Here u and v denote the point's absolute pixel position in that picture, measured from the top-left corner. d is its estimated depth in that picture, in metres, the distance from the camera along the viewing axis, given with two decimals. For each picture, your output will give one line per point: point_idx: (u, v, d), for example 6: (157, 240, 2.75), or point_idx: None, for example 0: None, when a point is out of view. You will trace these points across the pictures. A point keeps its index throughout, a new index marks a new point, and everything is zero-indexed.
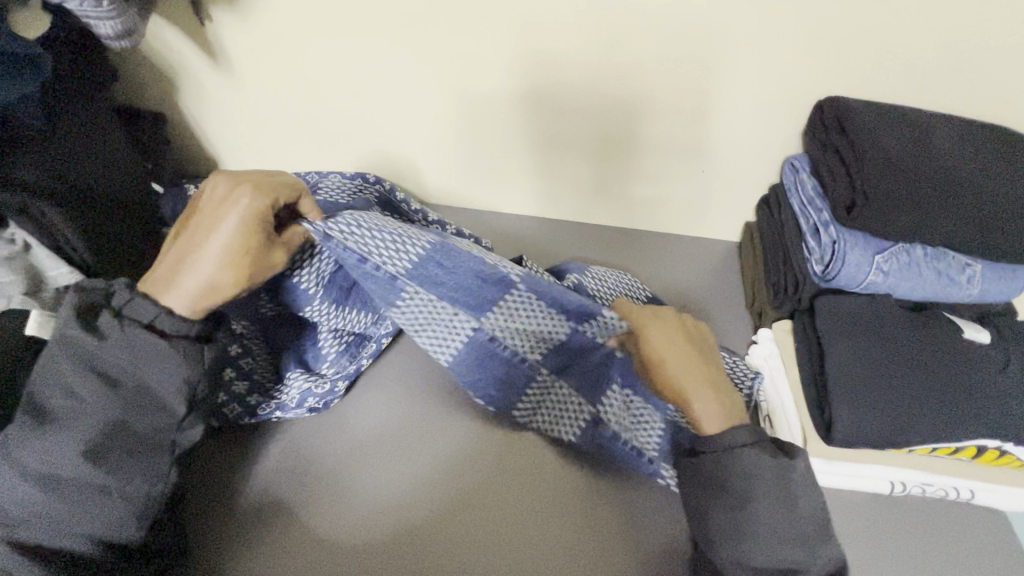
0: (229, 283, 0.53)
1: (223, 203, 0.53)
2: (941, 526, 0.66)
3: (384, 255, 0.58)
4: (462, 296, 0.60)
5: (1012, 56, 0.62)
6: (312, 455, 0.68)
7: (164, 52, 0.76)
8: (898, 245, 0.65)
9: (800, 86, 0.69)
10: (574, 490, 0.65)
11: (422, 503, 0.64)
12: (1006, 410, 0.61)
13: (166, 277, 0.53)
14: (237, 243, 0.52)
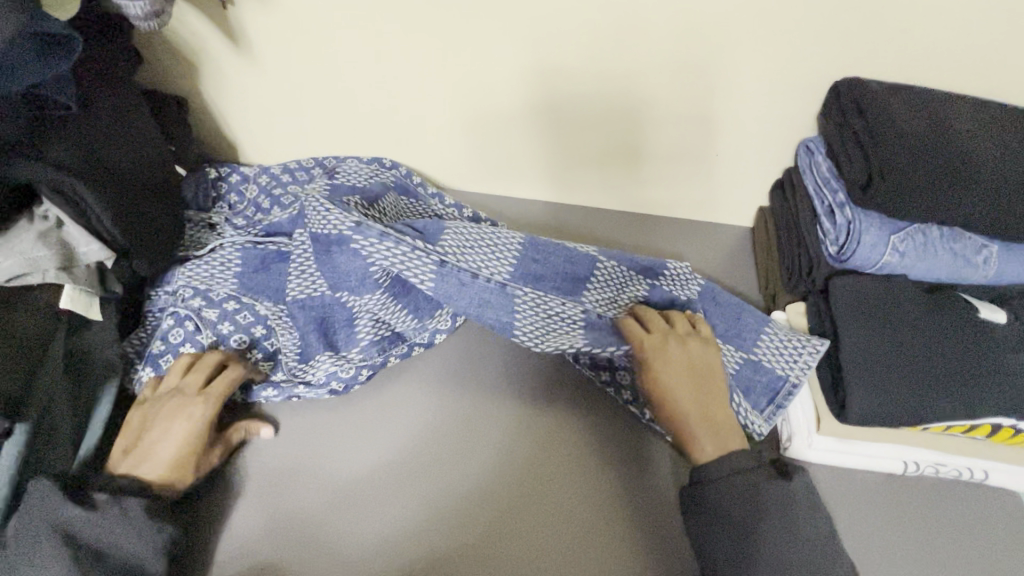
0: (176, 458, 0.60)
1: (178, 408, 0.62)
2: (956, 506, 0.66)
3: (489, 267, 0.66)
4: (559, 282, 0.68)
5: None
6: (286, 515, 0.64)
7: (176, 41, 0.75)
8: (914, 226, 0.65)
9: (821, 65, 0.68)
10: (572, 557, 0.60)
11: (421, 537, 0.62)
12: (1022, 388, 0.61)
13: (133, 461, 0.60)
14: (187, 447, 0.61)
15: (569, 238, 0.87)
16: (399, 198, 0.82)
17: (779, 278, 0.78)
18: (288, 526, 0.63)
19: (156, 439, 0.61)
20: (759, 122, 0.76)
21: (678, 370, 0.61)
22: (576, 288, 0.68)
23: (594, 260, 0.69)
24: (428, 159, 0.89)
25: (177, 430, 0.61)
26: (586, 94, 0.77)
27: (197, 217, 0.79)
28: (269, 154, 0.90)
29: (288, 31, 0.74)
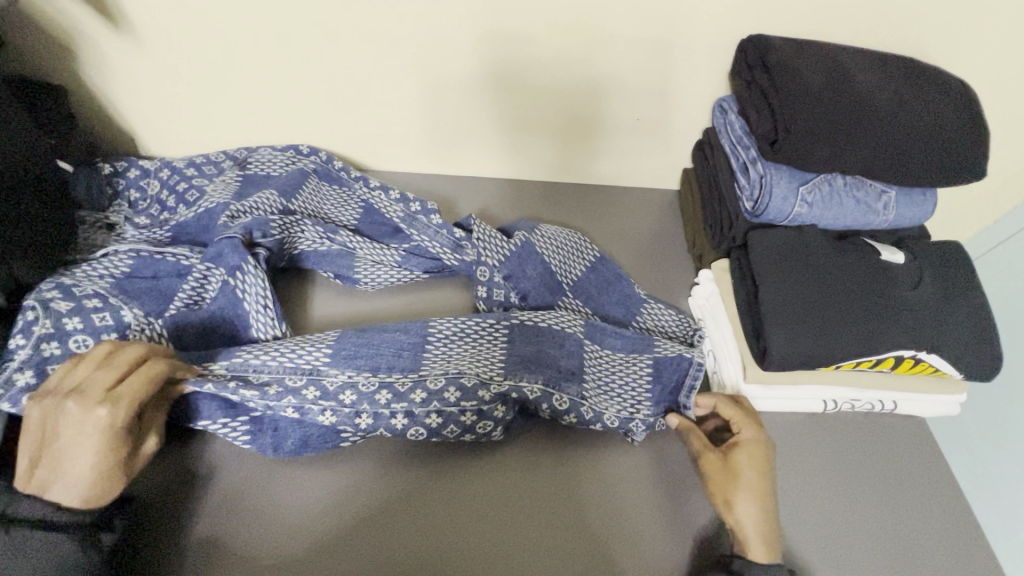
0: (103, 490, 0.49)
1: (84, 413, 0.49)
2: (870, 436, 0.72)
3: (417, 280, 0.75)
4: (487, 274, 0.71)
5: None
6: (224, 479, 0.61)
7: (45, 22, 0.68)
8: (819, 177, 0.68)
9: (724, 24, 0.71)
10: (523, 505, 0.60)
11: (374, 498, 0.60)
12: (918, 320, 0.66)
13: (45, 479, 0.48)
14: (105, 457, 0.49)
15: (500, 213, 0.86)
16: (319, 185, 0.80)
17: (705, 240, 0.80)
18: (223, 505, 0.59)
19: (72, 453, 0.48)
20: (672, 83, 0.77)
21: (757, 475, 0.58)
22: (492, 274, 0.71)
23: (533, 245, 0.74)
24: (346, 143, 0.85)
25: (90, 443, 0.48)
26: (502, 62, 0.75)
27: (91, 218, 0.74)
28: (170, 145, 0.83)
29: (174, 6, 0.68)
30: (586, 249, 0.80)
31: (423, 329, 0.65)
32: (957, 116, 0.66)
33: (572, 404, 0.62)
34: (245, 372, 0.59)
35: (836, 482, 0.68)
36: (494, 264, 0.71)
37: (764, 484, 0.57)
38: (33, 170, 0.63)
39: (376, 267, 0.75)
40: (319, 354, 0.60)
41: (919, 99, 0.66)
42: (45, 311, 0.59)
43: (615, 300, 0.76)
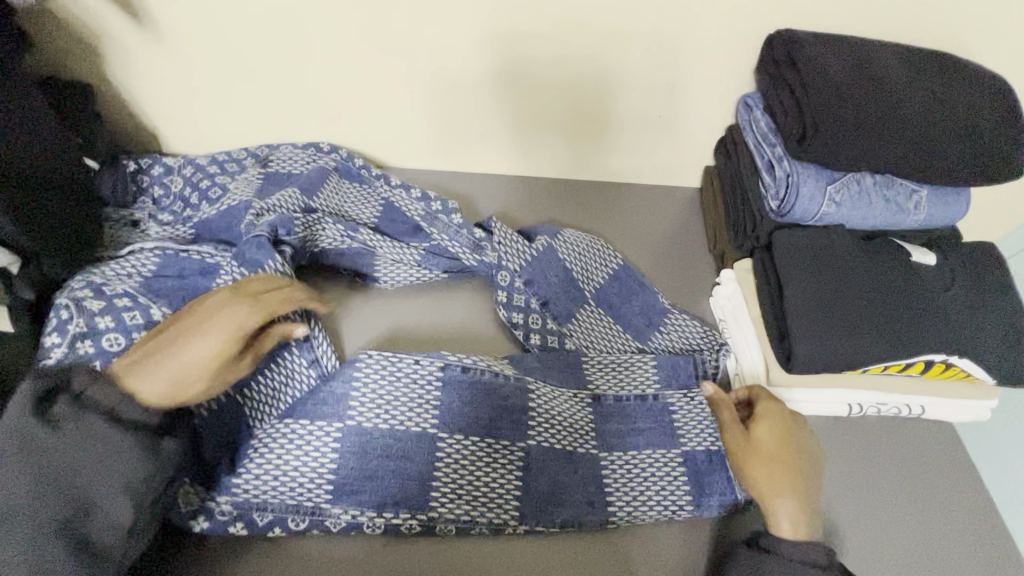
0: (198, 385, 0.52)
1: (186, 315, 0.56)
2: (898, 440, 0.71)
3: (400, 422, 0.61)
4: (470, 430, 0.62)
5: None
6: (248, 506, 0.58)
7: (70, 19, 0.68)
8: (848, 176, 0.66)
9: (752, 19, 0.69)
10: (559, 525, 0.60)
11: (375, 541, 0.58)
12: (950, 323, 0.64)
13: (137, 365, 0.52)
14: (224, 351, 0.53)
15: (520, 214, 0.85)
16: (340, 184, 0.81)
17: (727, 238, 0.79)
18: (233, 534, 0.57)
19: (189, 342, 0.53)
20: (697, 78, 0.75)
21: (784, 460, 0.57)
22: (489, 432, 0.62)
23: (524, 388, 0.65)
24: (365, 140, 0.85)
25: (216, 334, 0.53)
26: (524, 58, 0.74)
27: (117, 215, 0.75)
28: (193, 142, 0.84)
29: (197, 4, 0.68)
30: (609, 255, 0.79)
31: (429, 452, 0.60)
32: (994, 113, 0.64)
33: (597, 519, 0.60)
34: (249, 514, 0.56)
35: (865, 488, 0.67)
36: (515, 268, 0.73)
37: (793, 465, 0.57)
38: (61, 169, 0.64)
39: (397, 267, 0.75)
40: (321, 494, 0.57)
41: (955, 96, 0.64)
42: (78, 309, 0.61)
43: (637, 309, 0.76)
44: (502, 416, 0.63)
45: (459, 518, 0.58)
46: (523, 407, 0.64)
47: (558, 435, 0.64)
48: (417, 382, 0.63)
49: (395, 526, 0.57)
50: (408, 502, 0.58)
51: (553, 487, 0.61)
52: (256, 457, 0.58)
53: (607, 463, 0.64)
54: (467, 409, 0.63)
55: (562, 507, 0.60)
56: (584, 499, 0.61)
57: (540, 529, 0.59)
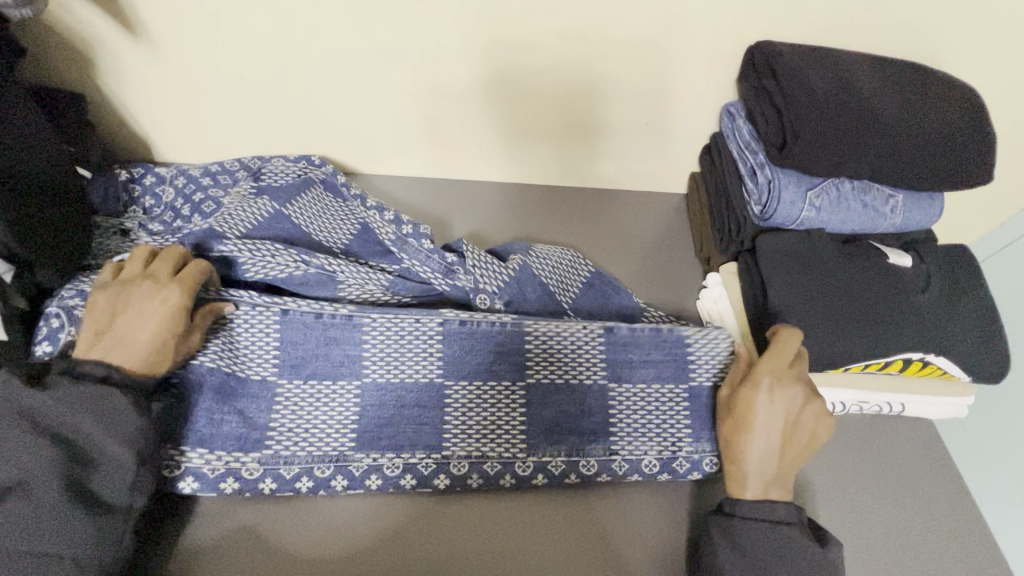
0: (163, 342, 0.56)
1: (149, 296, 0.57)
2: (878, 435, 0.73)
3: (412, 372, 0.65)
4: (480, 375, 0.66)
5: None
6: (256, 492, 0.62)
7: (63, 31, 0.68)
8: (827, 182, 0.69)
9: (734, 31, 0.71)
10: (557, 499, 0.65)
11: (392, 496, 0.63)
12: (925, 323, 0.67)
13: (110, 344, 0.56)
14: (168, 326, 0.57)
15: (511, 224, 0.87)
16: (319, 199, 0.81)
17: (713, 243, 0.81)
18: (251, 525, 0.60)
19: (136, 322, 0.56)
20: (683, 88, 0.77)
21: (766, 420, 0.59)
22: (497, 369, 0.66)
23: (524, 336, 0.67)
24: (357, 148, 0.86)
25: (155, 313, 0.56)
26: (515, 68, 0.76)
27: (106, 222, 0.75)
28: (184, 150, 0.85)
29: (190, 16, 0.69)
30: (580, 265, 0.81)
31: (440, 399, 0.65)
32: (965, 122, 0.67)
33: (600, 465, 0.65)
34: (276, 468, 0.61)
35: (849, 481, 0.69)
36: (493, 290, 0.73)
37: (771, 426, 0.59)
38: (53, 178, 0.65)
39: (366, 292, 0.74)
40: (345, 445, 0.62)
41: (927, 106, 0.66)
42: (69, 318, 0.62)
43: (615, 312, 0.77)
44: (507, 361, 0.66)
45: (470, 455, 0.63)
46: (520, 352, 0.67)
47: (563, 372, 0.67)
48: (423, 337, 0.66)
49: (411, 466, 0.63)
50: (423, 445, 0.63)
51: (563, 428, 0.66)
52: (285, 414, 0.62)
53: (615, 393, 0.67)
54: (475, 356, 0.66)
55: (573, 450, 0.65)
56: (591, 428, 0.66)
57: (545, 459, 0.64)
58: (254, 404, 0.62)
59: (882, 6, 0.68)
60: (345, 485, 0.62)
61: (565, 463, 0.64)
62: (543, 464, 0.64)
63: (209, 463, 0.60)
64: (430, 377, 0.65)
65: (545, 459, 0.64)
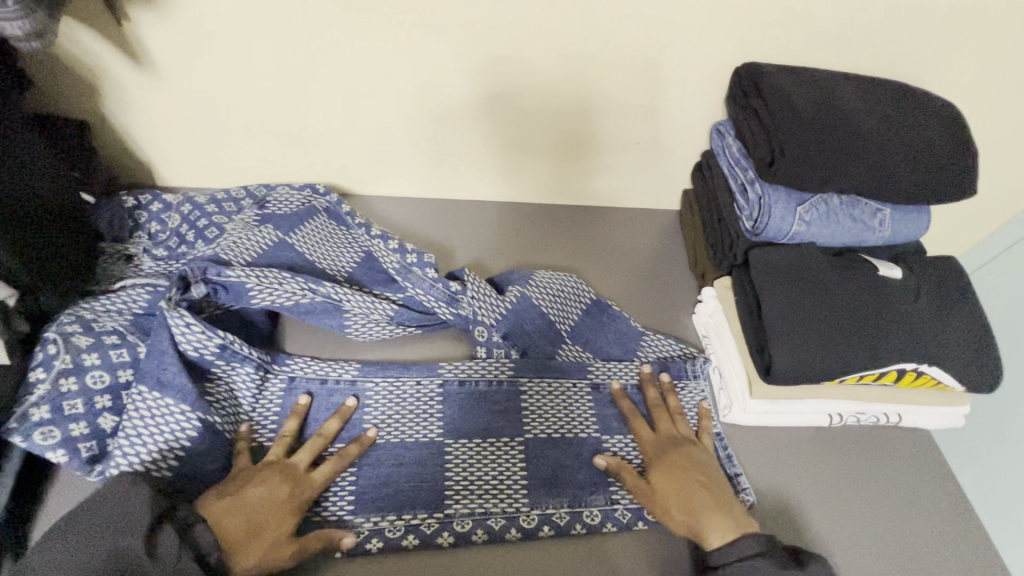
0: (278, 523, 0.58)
1: (270, 493, 0.59)
2: (876, 447, 0.74)
3: (414, 431, 0.69)
4: (480, 431, 0.70)
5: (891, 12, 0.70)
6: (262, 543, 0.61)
7: (69, 61, 0.70)
8: (816, 197, 0.70)
9: (722, 53, 0.74)
10: (569, 548, 0.64)
11: (401, 555, 0.62)
12: (917, 333, 0.68)
13: (230, 529, 0.56)
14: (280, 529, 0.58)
15: (508, 243, 0.88)
16: (321, 228, 0.82)
17: (707, 259, 0.82)
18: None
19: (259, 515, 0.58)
20: (674, 108, 0.80)
21: (676, 480, 0.64)
22: (495, 426, 0.70)
23: (519, 391, 0.73)
24: (355, 170, 0.88)
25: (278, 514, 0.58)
26: (509, 91, 0.78)
27: (111, 249, 0.76)
28: (187, 175, 0.86)
29: (193, 45, 0.70)
30: (582, 291, 0.82)
31: (441, 454, 0.68)
32: (946, 136, 0.69)
33: (603, 516, 0.66)
34: None
35: (852, 496, 0.69)
36: (491, 323, 0.74)
37: (686, 486, 0.63)
38: (58, 205, 0.66)
39: (368, 322, 0.75)
40: (344, 504, 0.63)
41: (910, 122, 0.69)
42: (65, 345, 0.63)
43: (613, 339, 0.79)
44: (503, 416, 0.71)
45: (474, 512, 0.64)
46: (518, 408, 0.72)
47: (552, 427, 0.71)
48: (423, 398, 0.71)
49: (413, 527, 0.63)
50: (424, 504, 0.64)
51: (562, 480, 0.68)
52: None
53: (608, 445, 0.71)
54: (472, 416, 0.71)
55: (571, 505, 0.66)
56: (589, 480, 0.68)
57: (549, 512, 0.65)
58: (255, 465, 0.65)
59: (863, 26, 0.71)
60: (346, 552, 0.61)
61: (569, 514, 0.66)
62: (546, 517, 0.65)
63: None
64: (432, 435, 0.69)
65: (548, 511, 0.66)
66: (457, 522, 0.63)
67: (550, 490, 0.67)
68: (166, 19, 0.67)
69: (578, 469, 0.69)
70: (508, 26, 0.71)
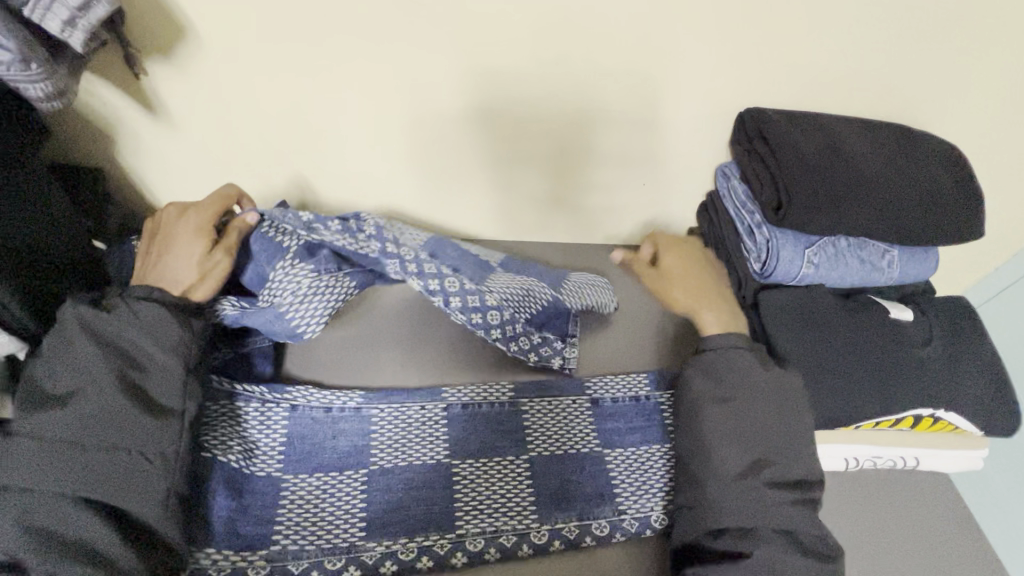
0: (190, 274, 0.63)
1: (167, 238, 0.65)
2: (895, 491, 0.72)
3: (420, 453, 0.68)
4: (487, 450, 0.69)
5: (908, 63, 0.68)
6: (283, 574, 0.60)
7: (86, 112, 0.71)
8: (824, 239, 0.70)
9: (734, 100, 0.73)
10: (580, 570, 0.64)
11: None
12: (930, 376, 0.67)
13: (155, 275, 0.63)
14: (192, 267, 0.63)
15: None
16: None
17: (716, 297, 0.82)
18: None
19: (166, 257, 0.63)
20: (684, 152, 0.79)
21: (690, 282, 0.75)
22: (501, 442, 0.70)
23: (521, 410, 0.72)
24: None
25: (184, 247, 0.64)
26: (518, 135, 0.76)
27: None
28: None
29: (204, 98, 0.70)
30: None
31: (449, 476, 0.67)
32: (952, 182, 0.69)
33: (612, 526, 0.66)
34: (285, 563, 0.60)
35: (876, 546, 0.67)
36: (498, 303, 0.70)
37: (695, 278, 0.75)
38: (69, 256, 0.67)
39: (301, 296, 0.64)
40: (355, 532, 0.63)
41: (918, 167, 0.69)
42: None
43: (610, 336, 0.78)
44: (509, 437, 0.70)
45: (485, 531, 0.64)
46: (520, 427, 0.71)
47: (554, 442, 0.70)
48: (428, 423, 0.70)
49: (426, 548, 0.62)
50: (435, 525, 0.64)
51: (576, 497, 0.67)
52: (294, 502, 0.64)
53: (611, 458, 0.70)
54: (476, 435, 0.70)
55: (584, 518, 0.66)
56: (595, 493, 0.68)
57: (559, 527, 0.65)
58: (258, 499, 0.64)
59: (880, 73, 0.70)
60: (360, 575, 0.61)
61: (578, 527, 0.65)
62: (557, 530, 0.65)
63: (216, 565, 0.59)
64: (439, 457, 0.68)
65: (560, 526, 0.65)
66: (469, 540, 0.63)
67: (563, 513, 0.66)
68: (180, 73, 0.67)
69: (587, 485, 0.68)
70: (521, 82, 0.70)
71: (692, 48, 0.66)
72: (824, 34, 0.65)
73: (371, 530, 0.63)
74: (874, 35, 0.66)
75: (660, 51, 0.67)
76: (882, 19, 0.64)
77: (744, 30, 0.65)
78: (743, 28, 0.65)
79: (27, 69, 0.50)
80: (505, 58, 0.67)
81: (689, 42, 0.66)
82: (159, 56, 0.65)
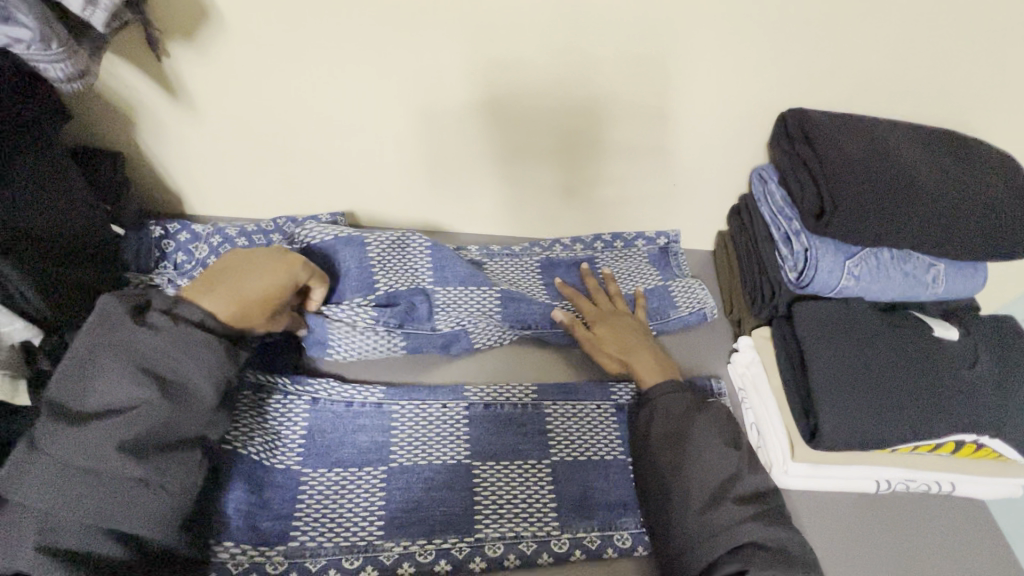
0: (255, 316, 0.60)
1: (258, 260, 0.62)
2: (928, 518, 0.69)
3: (441, 452, 0.66)
4: (507, 453, 0.67)
5: (965, 64, 0.64)
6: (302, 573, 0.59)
7: (107, 93, 0.69)
8: (867, 249, 0.67)
9: (776, 100, 0.69)
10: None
11: None
12: (975, 400, 0.64)
13: (218, 294, 0.59)
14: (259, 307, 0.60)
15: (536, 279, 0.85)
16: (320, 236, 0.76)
17: (745, 305, 0.78)
18: None
19: (247, 279, 0.60)
20: (720, 154, 0.75)
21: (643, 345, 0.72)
22: (521, 447, 0.68)
23: (544, 413, 0.70)
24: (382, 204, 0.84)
25: (265, 280, 0.61)
26: (545, 130, 0.73)
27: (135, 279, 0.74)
28: (214, 204, 0.85)
29: (224, 80, 0.68)
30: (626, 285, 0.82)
31: (469, 480, 0.65)
32: (1008, 195, 0.65)
33: (634, 539, 0.64)
34: (302, 560, 0.59)
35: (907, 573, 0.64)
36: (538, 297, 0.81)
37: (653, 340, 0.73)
38: (82, 238, 0.65)
39: (348, 331, 0.70)
40: (372, 531, 0.61)
41: (972, 177, 0.65)
42: None
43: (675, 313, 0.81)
44: (529, 441, 0.68)
45: (504, 537, 0.62)
46: (542, 431, 0.69)
47: (576, 448, 0.69)
48: (447, 422, 0.69)
49: (444, 551, 0.61)
50: (453, 528, 0.62)
51: (596, 506, 0.65)
52: (313, 498, 0.63)
53: None
54: (497, 439, 0.68)
55: (604, 527, 0.64)
56: (617, 503, 0.66)
57: (580, 536, 0.63)
58: (277, 493, 0.63)
59: (935, 74, 0.65)
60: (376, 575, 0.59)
61: (600, 538, 0.63)
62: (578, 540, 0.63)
63: (235, 558, 0.58)
64: (461, 459, 0.66)
65: (580, 536, 0.63)
66: (487, 545, 0.61)
67: (583, 521, 0.64)
68: (205, 57, 0.65)
69: (611, 493, 0.66)
70: (556, 76, 0.66)
71: (733, 42, 0.63)
72: (875, 32, 0.61)
73: (387, 533, 0.61)
74: (930, 34, 0.61)
75: (699, 45, 0.63)
76: (938, 17, 0.60)
77: (791, 25, 0.61)
78: (789, 23, 0.61)
79: (48, 49, 0.49)
80: (538, 47, 0.63)
81: (730, 36, 0.62)
82: (181, 36, 0.63)
